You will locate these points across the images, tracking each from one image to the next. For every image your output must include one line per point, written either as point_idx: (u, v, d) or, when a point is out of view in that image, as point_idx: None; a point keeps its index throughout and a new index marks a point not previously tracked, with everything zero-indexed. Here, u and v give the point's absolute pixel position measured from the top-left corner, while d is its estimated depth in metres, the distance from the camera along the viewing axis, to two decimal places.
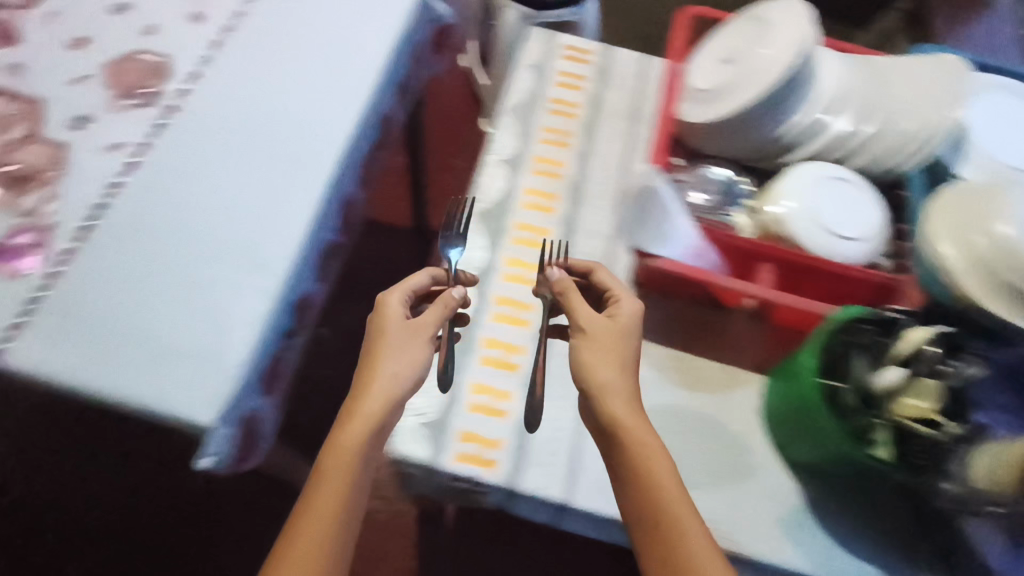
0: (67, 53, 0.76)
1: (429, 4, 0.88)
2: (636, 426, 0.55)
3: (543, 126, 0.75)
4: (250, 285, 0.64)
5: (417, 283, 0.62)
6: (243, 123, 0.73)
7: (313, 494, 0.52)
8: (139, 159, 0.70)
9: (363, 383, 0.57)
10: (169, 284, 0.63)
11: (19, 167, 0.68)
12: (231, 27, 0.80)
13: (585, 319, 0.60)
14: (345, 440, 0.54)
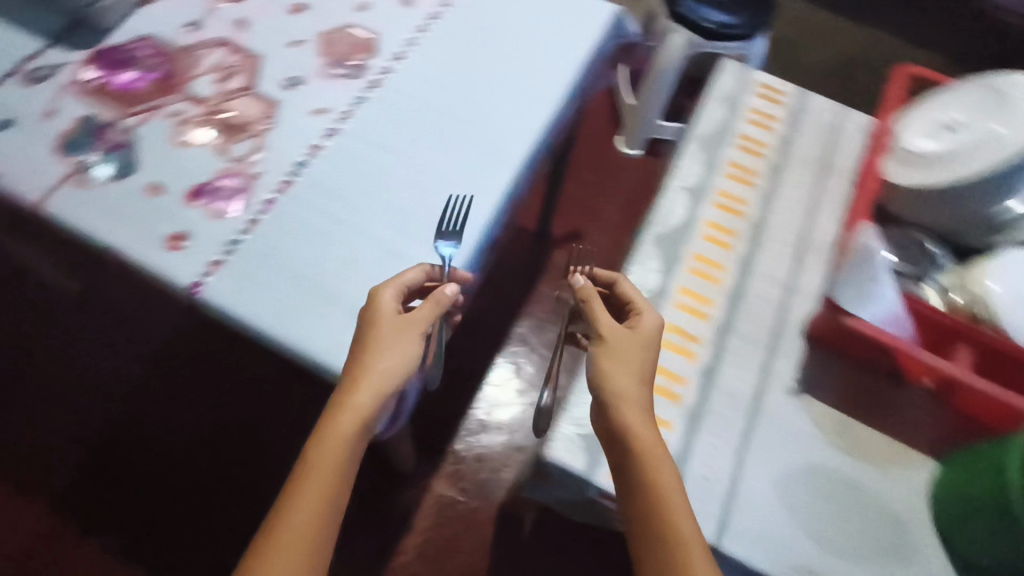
0: (287, 17, 0.81)
1: (624, 22, 0.88)
2: (641, 434, 0.52)
3: (729, 160, 0.74)
4: (428, 264, 0.66)
5: (410, 279, 0.61)
6: (438, 107, 0.75)
7: (301, 486, 0.49)
8: (340, 125, 0.73)
9: (354, 378, 0.54)
10: (357, 249, 0.66)
11: (233, 115, 0.73)
12: (437, 14, 0.83)
13: (605, 322, 0.58)
14: (335, 429, 0.51)
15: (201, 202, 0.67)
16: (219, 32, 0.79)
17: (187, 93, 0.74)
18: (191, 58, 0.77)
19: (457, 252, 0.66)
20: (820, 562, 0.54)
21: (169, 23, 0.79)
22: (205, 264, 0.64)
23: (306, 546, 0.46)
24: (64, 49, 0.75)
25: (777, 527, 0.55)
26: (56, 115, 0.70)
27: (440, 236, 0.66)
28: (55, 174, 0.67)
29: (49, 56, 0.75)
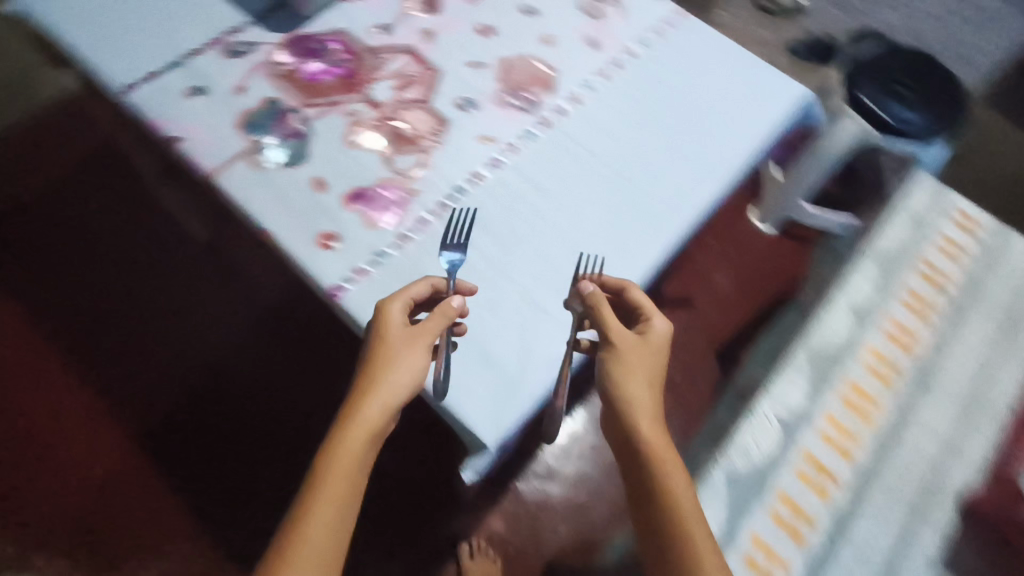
0: (474, 36, 0.81)
1: (811, 108, 0.83)
2: (654, 436, 0.51)
3: (906, 288, 0.74)
4: (564, 325, 0.64)
5: (419, 292, 0.58)
6: (604, 162, 0.73)
7: (313, 508, 0.45)
8: (504, 158, 0.72)
9: (362, 391, 0.51)
10: (498, 292, 0.65)
11: (403, 126, 0.73)
12: (621, 64, 0.81)
13: (616, 330, 0.56)
14: (346, 445, 0.48)
15: (358, 208, 0.67)
16: (406, 39, 0.80)
17: (366, 95, 0.75)
18: (375, 60, 0.78)
19: (462, 263, 0.66)
20: None
21: (362, 21, 0.81)
22: (350, 272, 0.64)
23: (323, 565, 0.44)
24: (264, 29, 0.78)
25: None
26: (245, 93, 0.73)
27: (445, 246, 0.66)
28: (232, 150, 0.70)
29: (249, 33, 0.78)
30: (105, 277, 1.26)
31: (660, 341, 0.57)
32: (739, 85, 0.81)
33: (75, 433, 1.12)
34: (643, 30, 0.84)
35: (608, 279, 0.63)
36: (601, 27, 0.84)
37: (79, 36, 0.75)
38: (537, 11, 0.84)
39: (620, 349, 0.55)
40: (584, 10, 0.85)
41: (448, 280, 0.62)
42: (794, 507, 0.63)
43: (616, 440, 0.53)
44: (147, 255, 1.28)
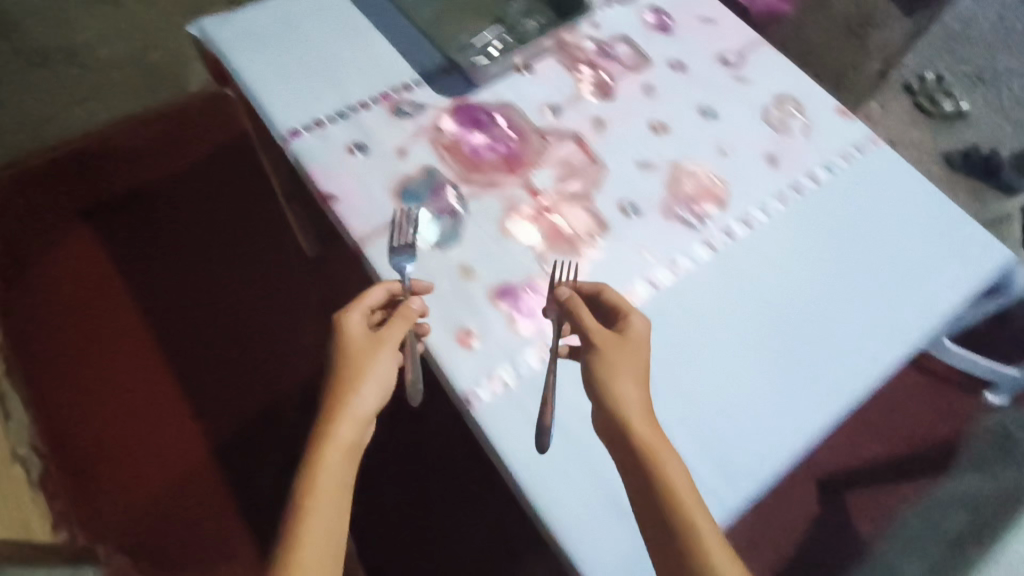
0: (646, 134, 0.77)
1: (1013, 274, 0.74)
2: (641, 430, 0.53)
3: None
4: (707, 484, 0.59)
5: (376, 299, 0.61)
6: (769, 302, 0.68)
7: (305, 530, 0.50)
8: (665, 278, 0.68)
9: (335, 412, 0.55)
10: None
11: (563, 222, 0.69)
12: (800, 189, 0.75)
13: (597, 332, 0.57)
14: (323, 464, 0.52)
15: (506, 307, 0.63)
16: (575, 125, 0.76)
17: (528, 180, 0.71)
18: (541, 142, 0.74)
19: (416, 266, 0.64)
20: None
21: (533, 97, 0.77)
22: (489, 378, 0.60)
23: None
24: (434, 91, 0.76)
25: None
26: (406, 158, 0.71)
27: (398, 253, 0.65)
28: (385, 218, 0.67)
29: (418, 94, 0.75)
30: (224, 284, 1.26)
31: (639, 333, 0.58)
32: (936, 238, 0.73)
33: (167, 446, 1.11)
34: (829, 152, 0.78)
35: (583, 284, 0.63)
36: (783, 142, 0.78)
37: (253, 72, 0.74)
38: (713, 116, 0.79)
39: (601, 352, 0.56)
40: (770, 121, 0.80)
41: (403, 282, 0.63)
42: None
43: (608, 440, 0.54)
44: (266, 266, 1.29)
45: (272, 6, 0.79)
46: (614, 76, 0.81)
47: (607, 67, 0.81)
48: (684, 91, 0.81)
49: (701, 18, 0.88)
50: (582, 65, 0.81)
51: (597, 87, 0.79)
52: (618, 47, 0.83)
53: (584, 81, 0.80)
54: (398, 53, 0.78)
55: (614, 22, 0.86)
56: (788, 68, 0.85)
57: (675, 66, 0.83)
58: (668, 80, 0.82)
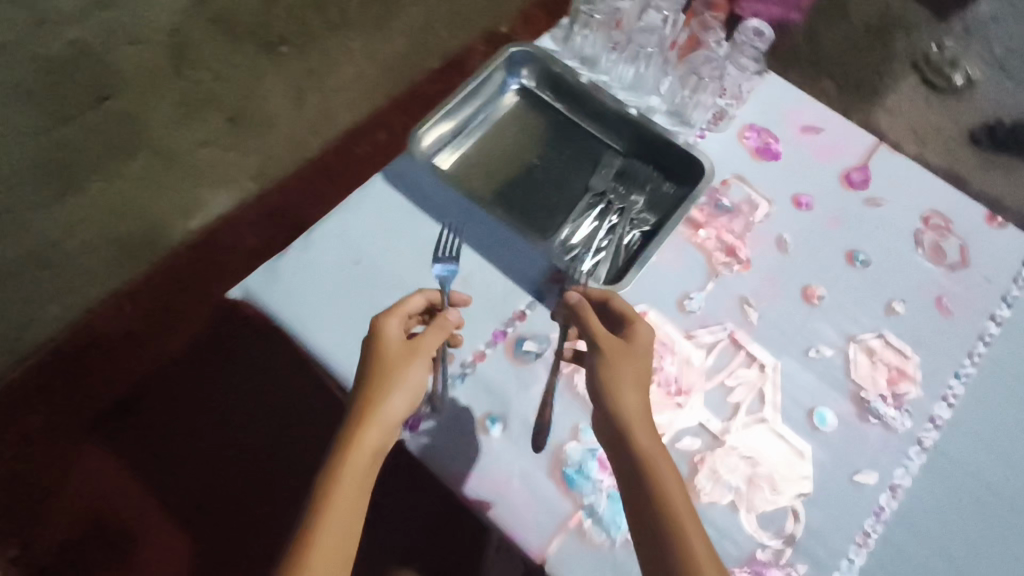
0: (801, 305, 0.65)
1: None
2: (640, 429, 0.49)
3: None
4: None
5: (414, 307, 0.54)
6: (1014, 500, 0.59)
7: (316, 537, 0.42)
8: (891, 505, 0.57)
9: (362, 415, 0.47)
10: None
11: (757, 460, 0.58)
12: (988, 339, 0.65)
13: (603, 336, 0.54)
14: (344, 479, 0.45)
15: None
16: (723, 316, 0.64)
17: (699, 411, 0.59)
18: (693, 350, 0.62)
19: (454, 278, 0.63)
20: None
21: (665, 290, 0.64)
22: None
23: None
24: (549, 311, 0.62)
25: None
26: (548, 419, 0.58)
27: (439, 258, 0.63)
28: (556, 515, 0.54)
29: (534, 322, 0.62)
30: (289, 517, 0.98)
31: (645, 346, 0.54)
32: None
33: None
34: (1000, 280, 0.69)
35: (593, 291, 0.59)
36: (947, 283, 0.68)
37: (338, 344, 0.60)
38: (865, 261, 0.68)
39: (604, 356, 0.53)
40: (924, 253, 0.70)
41: (442, 292, 0.58)
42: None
43: None
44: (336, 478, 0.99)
45: (324, 237, 0.63)
46: (741, 234, 0.68)
47: (731, 224, 0.69)
48: (823, 234, 0.69)
49: (804, 126, 0.75)
50: (701, 229, 0.68)
51: (731, 254, 0.67)
52: (729, 194, 0.70)
53: (712, 251, 0.67)
54: (495, 269, 0.64)
55: (716, 156, 0.72)
56: (916, 172, 0.74)
57: (801, 202, 0.71)
58: (802, 222, 0.70)
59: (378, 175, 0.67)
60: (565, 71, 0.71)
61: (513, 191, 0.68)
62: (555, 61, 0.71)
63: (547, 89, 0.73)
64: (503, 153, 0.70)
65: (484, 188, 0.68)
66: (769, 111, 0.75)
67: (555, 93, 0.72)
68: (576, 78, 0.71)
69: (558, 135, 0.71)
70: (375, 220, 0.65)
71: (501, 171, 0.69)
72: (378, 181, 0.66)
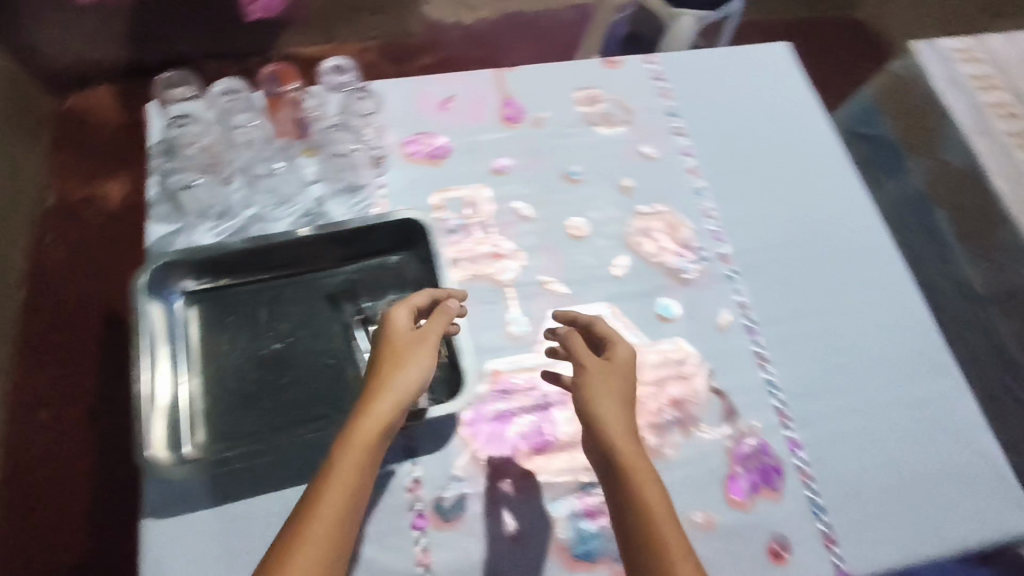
0: (578, 247, 0.68)
1: (787, 51, 0.83)
2: (639, 472, 0.46)
3: None
4: (941, 382, 0.64)
5: (421, 298, 0.54)
6: (802, 235, 0.71)
7: (329, 489, 0.42)
8: (754, 318, 0.66)
9: (383, 373, 0.48)
10: (919, 413, 0.63)
11: (669, 385, 0.62)
12: (690, 150, 0.74)
13: (586, 360, 0.52)
14: (346, 466, 0.43)
15: (752, 497, 0.58)
16: (542, 314, 0.64)
17: None
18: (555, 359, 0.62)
19: (357, 305, 0.62)
20: None
21: (489, 339, 0.62)
22: (826, 550, 0.56)
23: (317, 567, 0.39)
24: (431, 454, 0.57)
25: None
26: (522, 532, 0.55)
27: (344, 286, 0.62)
28: None
29: (431, 474, 0.56)
30: None
31: (627, 366, 0.52)
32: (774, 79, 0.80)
33: None
34: (656, 100, 0.77)
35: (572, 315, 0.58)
36: (632, 129, 0.75)
37: None
38: (579, 171, 0.72)
39: (586, 372, 0.51)
40: (602, 125, 0.75)
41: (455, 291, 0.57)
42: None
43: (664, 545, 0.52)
44: None
45: None
46: (490, 238, 0.67)
47: (475, 237, 0.67)
48: (531, 177, 0.71)
49: (439, 103, 0.74)
50: (461, 264, 0.65)
51: (498, 259, 0.66)
52: (448, 214, 0.68)
53: (482, 274, 0.65)
54: None
55: (407, 192, 0.68)
56: (537, 70, 0.79)
57: (500, 167, 0.71)
58: (514, 184, 0.70)
59: (148, 523, 0.52)
60: (214, 250, 0.59)
61: (292, 394, 0.58)
62: (192, 250, 0.59)
63: (218, 276, 0.60)
64: (240, 374, 0.58)
65: (264, 420, 0.56)
66: (405, 118, 0.72)
67: (230, 272, 0.61)
68: (236, 243, 0.60)
69: (271, 303, 0.61)
70: (205, 565, 0.52)
71: (260, 387, 0.57)
72: (158, 529, 0.52)
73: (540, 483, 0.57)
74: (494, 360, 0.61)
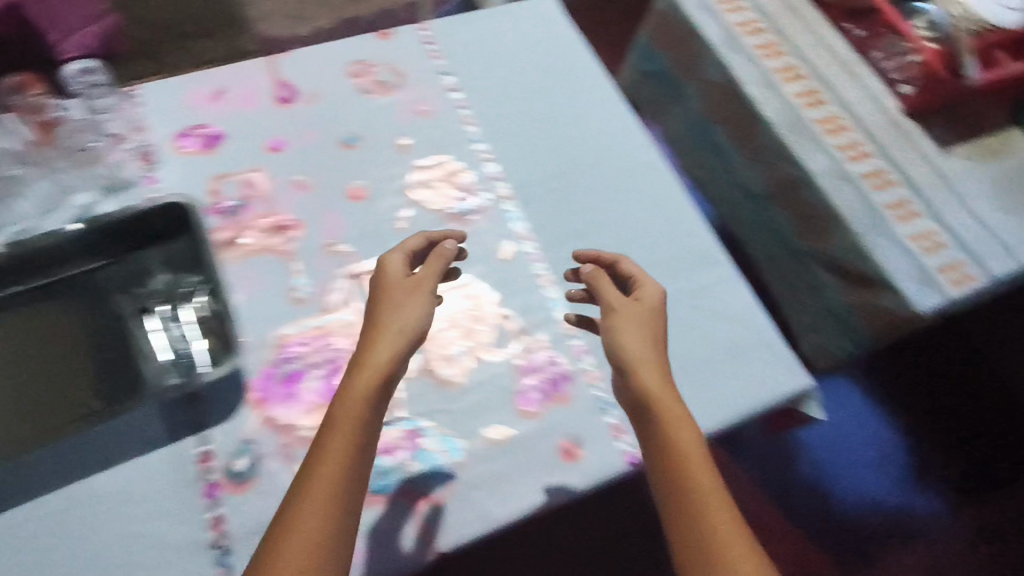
0: (361, 207, 0.70)
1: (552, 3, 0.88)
2: (662, 395, 0.49)
3: None
4: (709, 271, 0.70)
5: (414, 246, 0.59)
6: (573, 163, 0.75)
7: (335, 425, 0.45)
8: (534, 243, 0.69)
9: (379, 318, 0.51)
10: (689, 302, 0.68)
11: (456, 316, 0.64)
12: (463, 105, 0.79)
13: (613, 301, 0.56)
14: (349, 403, 0.46)
15: (541, 404, 0.60)
16: (325, 274, 0.65)
17: None
18: (343, 313, 0.63)
19: (129, 294, 0.61)
20: None
21: (273, 305, 0.63)
22: (616, 440, 0.59)
23: (331, 495, 0.42)
24: (217, 423, 0.57)
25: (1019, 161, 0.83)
26: None
27: (113, 277, 0.62)
28: (398, 513, 0.54)
29: (222, 445, 0.57)
30: None
31: (654, 307, 0.56)
32: (539, 29, 0.86)
33: None
34: (429, 64, 0.81)
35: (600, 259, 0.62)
36: (407, 95, 0.79)
37: None
38: (357, 138, 0.75)
39: (614, 312, 0.55)
40: (379, 93, 0.78)
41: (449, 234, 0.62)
42: (894, 201, 0.76)
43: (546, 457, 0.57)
44: None
45: None
46: (271, 213, 0.69)
47: (255, 214, 0.68)
48: (310, 151, 0.73)
49: (212, 95, 0.75)
50: (242, 240, 0.67)
51: (280, 230, 0.68)
52: (226, 196, 0.69)
53: (265, 248, 0.66)
54: (142, 457, 0.55)
55: (182, 183, 0.69)
56: (313, 52, 0.81)
57: (276, 145, 0.73)
58: (294, 160, 0.72)
59: None
60: None
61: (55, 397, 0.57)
62: None
63: None
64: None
65: (21, 429, 0.56)
66: (176, 114, 0.73)
67: None
68: None
69: (35, 308, 0.60)
70: None
71: (15, 397, 0.57)
72: None
73: None
74: (280, 324, 0.62)
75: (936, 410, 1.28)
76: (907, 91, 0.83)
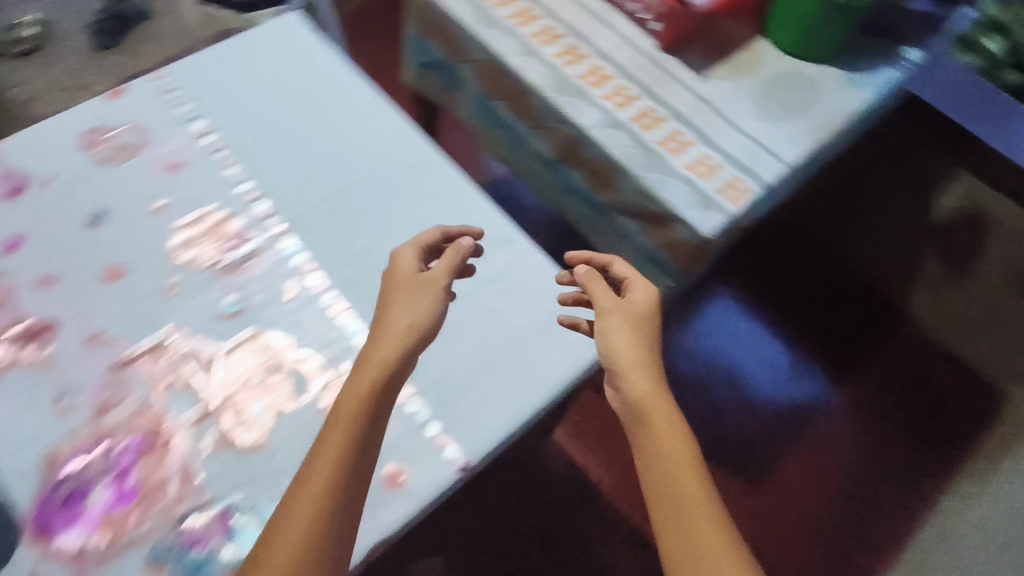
0: (119, 287, 0.63)
1: (296, 20, 0.84)
2: (651, 402, 0.49)
3: None
4: (506, 251, 0.69)
5: (428, 238, 0.60)
6: (346, 183, 0.72)
7: (326, 437, 0.46)
8: (320, 272, 0.66)
9: (383, 319, 0.51)
10: (492, 288, 0.67)
11: (247, 373, 0.59)
12: (217, 147, 0.73)
13: (603, 301, 0.56)
14: (343, 414, 0.47)
15: None
16: (91, 372, 0.59)
17: (181, 423, 0.57)
18: (119, 407, 0.57)
19: None
20: (801, 133, 0.83)
21: (34, 424, 0.56)
22: (441, 451, 0.58)
23: (311, 514, 0.43)
24: None
25: (774, 71, 0.88)
26: None
27: None
28: None
29: None
30: None
31: (646, 303, 0.56)
32: (284, 51, 0.81)
33: None
34: (172, 114, 0.75)
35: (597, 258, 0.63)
36: (152, 153, 0.72)
37: None
38: (104, 213, 0.68)
39: (603, 311, 0.55)
40: (120, 159, 0.71)
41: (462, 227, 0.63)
42: (665, 136, 0.80)
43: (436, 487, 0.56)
44: None
45: None
46: (15, 322, 0.61)
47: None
48: (50, 241, 0.66)
49: None
50: None
51: (30, 338, 0.60)
52: None
53: (15, 362, 0.59)
54: None
55: None
56: (33, 131, 0.72)
57: (9, 246, 0.65)
58: (34, 256, 0.65)
59: None
60: None
61: None
62: None
63: None
64: None
65: None
66: None
67: None
68: None
69: None
70: None
71: None
72: None
73: (131, 540, 0.52)
74: (45, 441, 0.55)
75: (813, 313, 1.38)
76: (657, 27, 0.86)
